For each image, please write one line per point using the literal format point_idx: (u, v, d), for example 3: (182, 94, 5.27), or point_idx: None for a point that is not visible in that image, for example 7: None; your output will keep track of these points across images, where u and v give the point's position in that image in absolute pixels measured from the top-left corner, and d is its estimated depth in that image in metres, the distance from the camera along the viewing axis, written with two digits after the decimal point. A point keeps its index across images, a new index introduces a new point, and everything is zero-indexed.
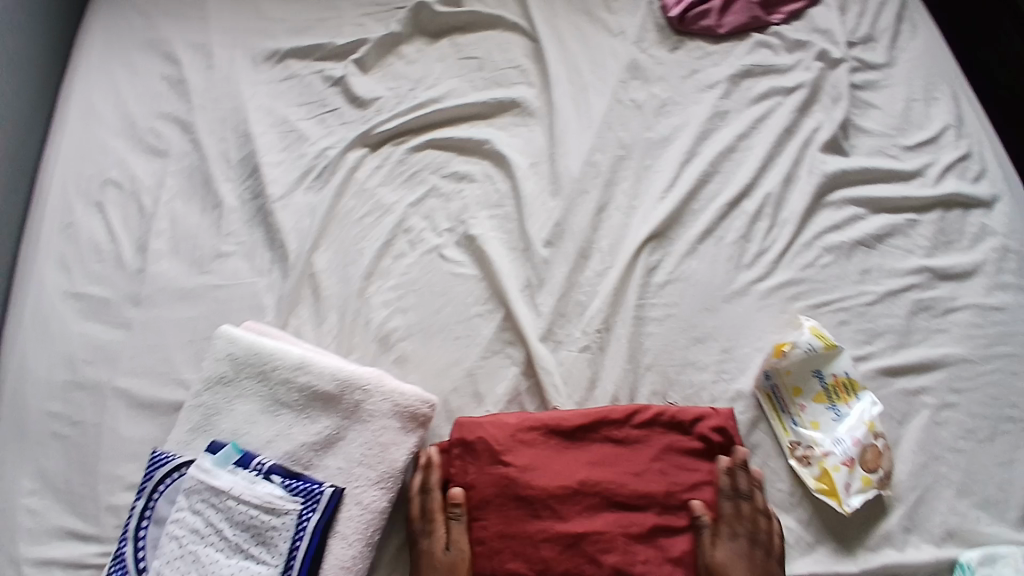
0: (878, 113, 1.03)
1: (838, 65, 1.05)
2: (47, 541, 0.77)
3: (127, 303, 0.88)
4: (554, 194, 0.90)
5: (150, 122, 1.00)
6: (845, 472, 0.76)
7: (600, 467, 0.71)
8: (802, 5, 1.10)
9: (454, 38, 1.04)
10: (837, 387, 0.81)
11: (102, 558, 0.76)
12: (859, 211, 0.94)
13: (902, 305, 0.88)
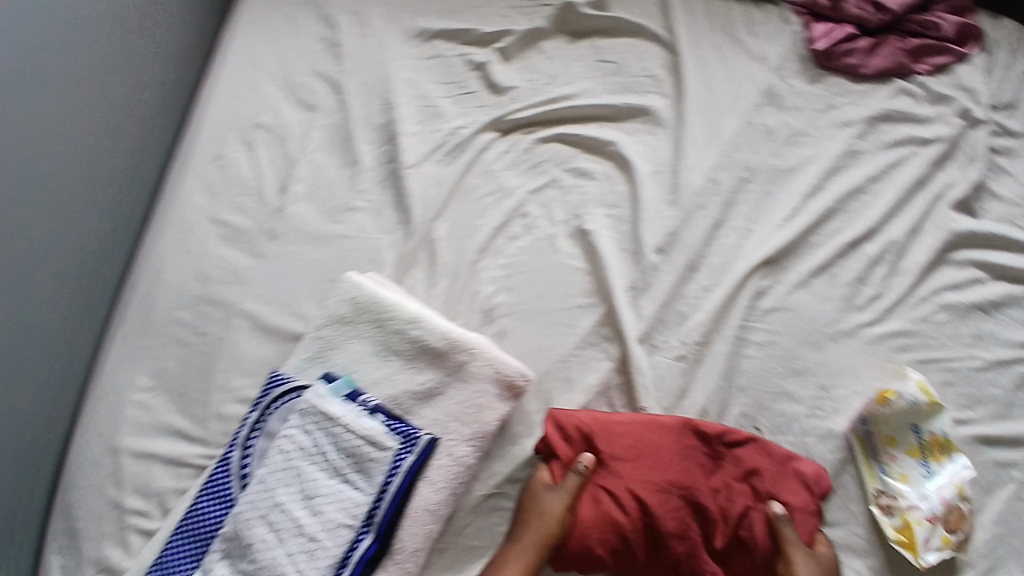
0: (1013, 180, 1.00)
1: (979, 126, 1.02)
2: (153, 435, 0.87)
3: (263, 237, 0.96)
4: (671, 205, 0.93)
5: (303, 78, 1.07)
6: (926, 528, 0.76)
7: (686, 472, 0.76)
8: (949, 59, 1.07)
9: (595, 40, 1.07)
10: (932, 445, 0.81)
11: (202, 460, 0.85)
12: (980, 275, 0.92)
13: (1010, 377, 0.86)
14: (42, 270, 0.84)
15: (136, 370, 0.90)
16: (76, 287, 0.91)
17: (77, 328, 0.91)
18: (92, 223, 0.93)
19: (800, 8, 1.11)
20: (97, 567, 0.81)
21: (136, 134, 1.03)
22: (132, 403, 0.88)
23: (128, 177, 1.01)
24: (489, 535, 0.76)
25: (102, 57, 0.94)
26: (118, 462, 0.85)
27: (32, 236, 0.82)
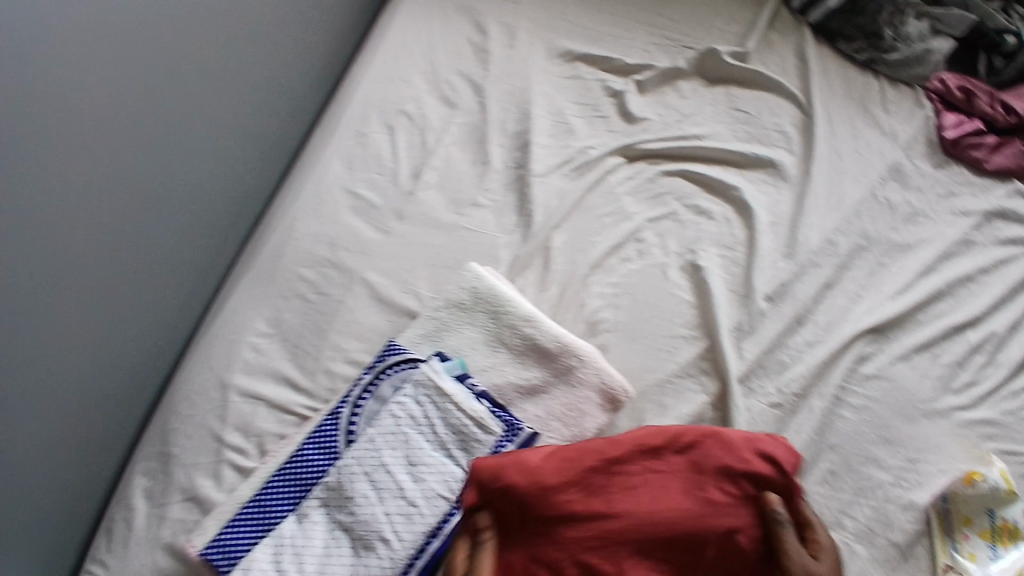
0: None
1: None
2: (263, 380, 0.91)
3: (391, 215, 1.03)
4: (786, 257, 0.97)
5: (449, 76, 1.14)
6: None
7: (639, 510, 0.70)
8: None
9: (731, 88, 1.13)
10: (1004, 531, 0.81)
11: (306, 411, 0.89)
12: None
13: None
14: (170, 206, 0.94)
15: (255, 315, 0.95)
16: (173, 225, 0.95)
17: (175, 260, 0.97)
18: (192, 170, 0.96)
19: (934, 94, 1.16)
20: (188, 493, 0.85)
21: (254, 80, 1.05)
22: (247, 345, 0.93)
23: (240, 123, 1.04)
24: None
25: (254, 23, 1.02)
26: (226, 397, 0.90)
27: (138, 184, 0.87)
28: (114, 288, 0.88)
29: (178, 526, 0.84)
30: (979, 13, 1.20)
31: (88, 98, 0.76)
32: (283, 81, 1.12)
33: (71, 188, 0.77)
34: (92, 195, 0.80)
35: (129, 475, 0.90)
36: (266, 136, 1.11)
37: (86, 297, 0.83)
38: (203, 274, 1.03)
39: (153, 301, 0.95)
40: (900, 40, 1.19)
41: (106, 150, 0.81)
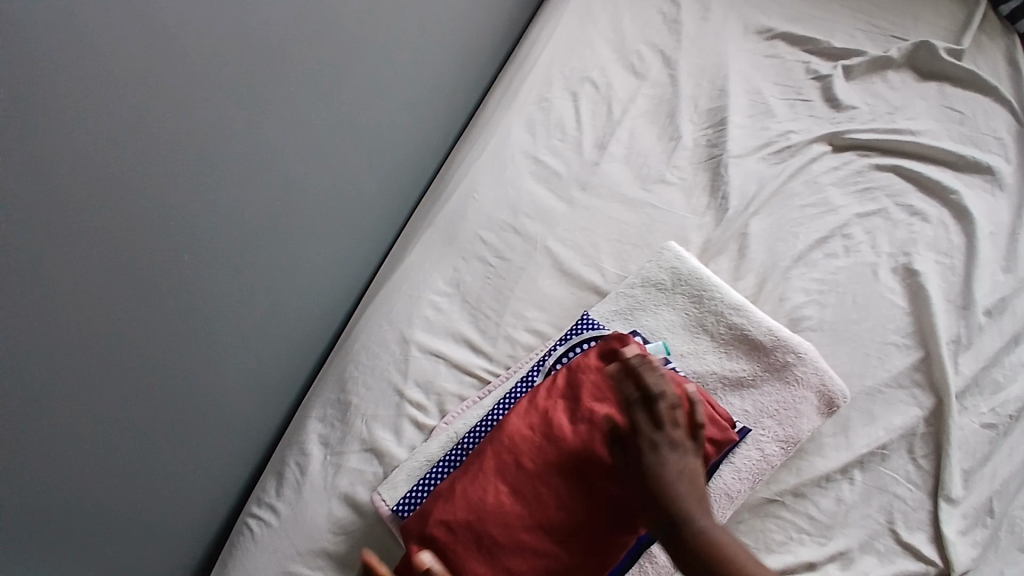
0: None
1: None
2: (441, 338, 0.86)
3: (574, 185, 0.97)
4: (1006, 270, 0.90)
5: (637, 45, 1.09)
6: None
7: (546, 467, 0.69)
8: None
9: (944, 85, 1.05)
10: None
11: (488, 375, 0.84)
12: None
13: None
14: (359, 149, 0.91)
15: (434, 271, 0.91)
16: (354, 154, 0.91)
17: (354, 194, 0.93)
18: (374, 95, 0.91)
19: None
20: (367, 445, 0.80)
21: (437, 12, 0.99)
22: (427, 301, 0.89)
23: (422, 57, 0.99)
24: (761, 538, 0.75)
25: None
26: (406, 352, 0.85)
27: (336, 122, 0.85)
28: (295, 213, 0.83)
29: (355, 478, 0.79)
30: None
31: (301, 21, 0.74)
32: (468, 31, 1.08)
33: (279, 112, 0.75)
34: (276, 103, 0.74)
35: (303, 419, 0.86)
36: (443, 79, 1.06)
37: (282, 228, 0.82)
38: (375, 224, 1.01)
39: (330, 236, 0.92)
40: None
41: (300, 72, 0.76)
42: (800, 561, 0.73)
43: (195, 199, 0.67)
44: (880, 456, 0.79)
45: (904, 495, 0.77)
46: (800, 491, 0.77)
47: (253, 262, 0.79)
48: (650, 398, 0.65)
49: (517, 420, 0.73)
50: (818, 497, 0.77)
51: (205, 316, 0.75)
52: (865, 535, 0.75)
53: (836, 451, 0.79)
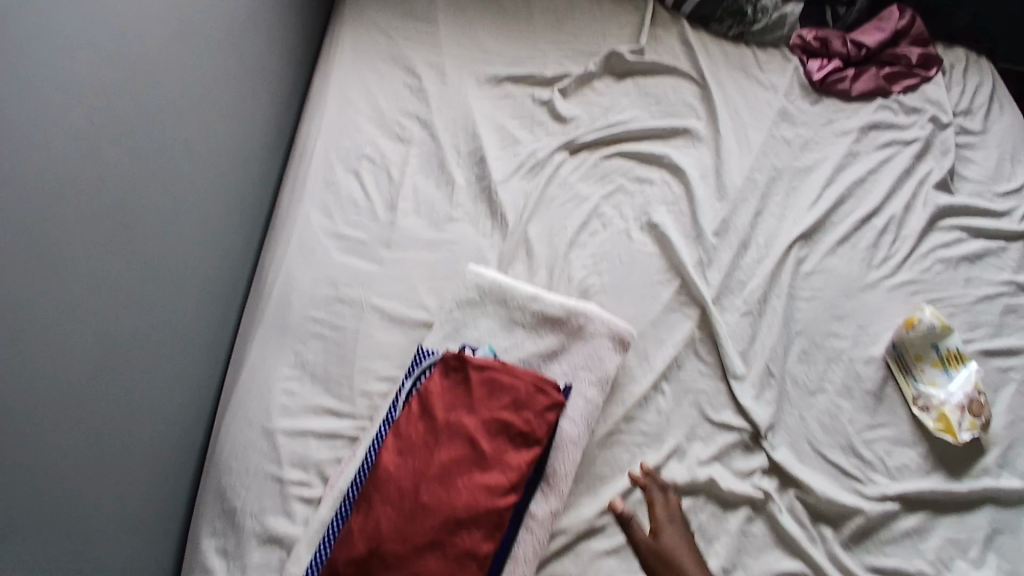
0: (977, 166, 1.25)
1: (946, 128, 1.28)
2: (303, 417, 0.95)
3: (381, 245, 1.11)
4: (720, 199, 1.16)
5: (397, 116, 1.28)
6: (958, 414, 0.95)
7: (435, 476, 0.76)
8: (917, 81, 1.35)
9: (637, 80, 1.35)
10: (950, 357, 0.99)
11: (354, 432, 0.94)
12: (963, 235, 1.15)
13: (996, 308, 1.07)
14: (200, 268, 1.00)
15: (279, 362, 0.99)
16: (194, 278, 0.98)
17: (201, 313, 1.00)
18: (197, 221, 0.99)
19: (797, 49, 1.39)
20: (265, 535, 0.86)
21: (233, 135, 1.09)
22: (281, 391, 0.97)
23: (227, 179, 1.08)
24: (615, 464, 0.90)
25: (246, 102, 1.14)
26: (273, 443, 0.92)
27: (178, 249, 0.94)
28: (156, 344, 0.89)
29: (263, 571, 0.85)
30: None
31: (136, 172, 0.84)
32: (260, 142, 1.19)
33: (131, 254, 0.83)
34: (121, 253, 0.81)
35: (194, 540, 0.89)
36: (248, 188, 1.16)
37: (152, 356, 0.88)
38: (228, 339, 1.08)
39: (190, 366, 0.97)
40: (759, 12, 1.40)
41: (141, 214, 0.85)
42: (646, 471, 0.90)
43: (71, 347, 0.73)
44: (677, 368, 0.99)
45: (706, 388, 0.97)
46: (631, 416, 0.93)
47: (130, 400, 0.84)
48: (666, 489, 0.87)
49: (386, 452, 0.79)
50: (643, 414, 0.94)
51: (96, 457, 0.78)
52: (688, 428, 0.94)
53: (642, 373, 0.97)
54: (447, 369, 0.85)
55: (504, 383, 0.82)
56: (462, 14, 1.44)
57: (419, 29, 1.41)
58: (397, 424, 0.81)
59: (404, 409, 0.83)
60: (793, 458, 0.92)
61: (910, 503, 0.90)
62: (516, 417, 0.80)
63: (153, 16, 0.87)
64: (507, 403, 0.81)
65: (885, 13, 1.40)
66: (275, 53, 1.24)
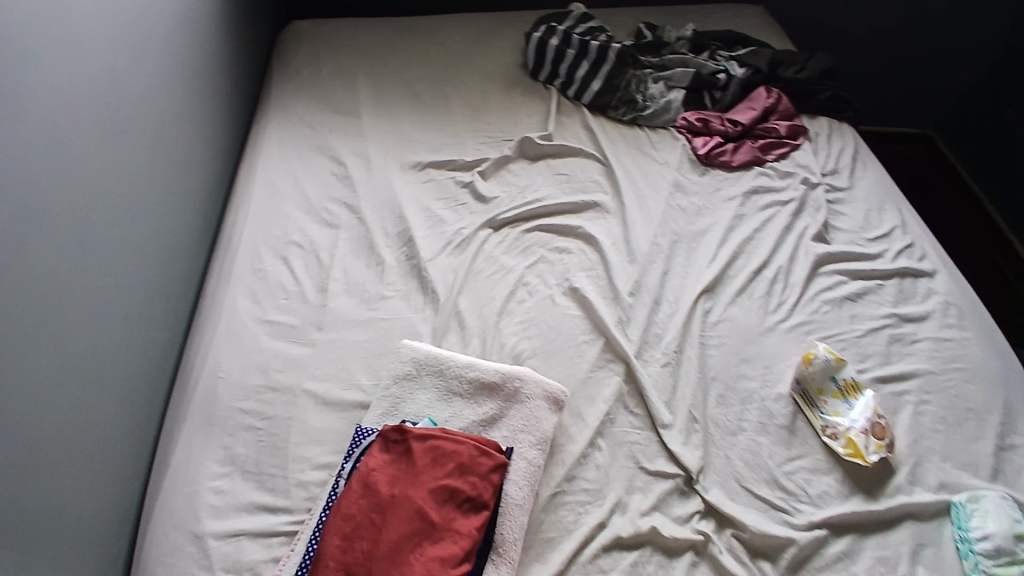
0: (847, 218, 1.44)
1: (816, 187, 1.48)
2: (236, 516, 0.92)
3: (312, 328, 1.13)
4: (631, 262, 1.27)
5: (325, 203, 1.33)
6: (863, 438, 1.02)
7: (385, 555, 0.75)
8: (788, 149, 1.57)
9: (548, 161, 1.49)
10: (848, 387, 1.09)
11: (291, 526, 0.90)
12: (844, 278, 1.31)
13: (882, 338, 1.21)
14: (124, 363, 0.98)
15: (207, 458, 0.97)
16: (118, 376, 0.95)
17: (125, 412, 0.97)
18: (122, 316, 0.98)
19: (684, 129, 1.60)
20: None
21: (159, 231, 1.11)
22: (210, 489, 0.94)
23: (150, 274, 1.07)
24: (560, 526, 0.90)
25: (169, 196, 1.16)
26: (203, 548, 0.88)
27: (100, 344, 0.92)
28: (76, 448, 0.85)
29: None
30: (695, 65, 1.70)
31: (55, 270, 0.84)
32: (186, 236, 1.21)
33: (51, 351, 0.81)
34: (42, 350, 0.80)
35: None
36: (174, 282, 1.15)
37: (74, 458, 0.84)
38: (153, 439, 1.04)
39: (114, 470, 0.92)
40: (648, 100, 1.64)
41: (60, 309, 0.84)
42: (590, 528, 0.89)
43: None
44: (610, 422, 1.02)
45: (637, 439, 1.01)
46: (571, 475, 0.95)
47: (51, 507, 0.79)
48: None
49: (332, 537, 0.77)
50: (583, 471, 0.96)
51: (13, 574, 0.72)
52: (626, 481, 0.95)
53: (578, 432, 1.00)
54: (390, 443, 0.85)
55: (447, 451, 0.84)
56: (384, 111, 1.56)
57: (345, 123, 1.51)
58: (341, 505, 0.80)
59: (347, 488, 0.82)
60: (723, 496, 0.95)
61: (837, 529, 0.94)
62: (462, 483, 0.82)
63: (75, 120, 0.90)
64: (452, 470, 0.82)
65: (754, 95, 1.65)
66: (199, 152, 1.28)
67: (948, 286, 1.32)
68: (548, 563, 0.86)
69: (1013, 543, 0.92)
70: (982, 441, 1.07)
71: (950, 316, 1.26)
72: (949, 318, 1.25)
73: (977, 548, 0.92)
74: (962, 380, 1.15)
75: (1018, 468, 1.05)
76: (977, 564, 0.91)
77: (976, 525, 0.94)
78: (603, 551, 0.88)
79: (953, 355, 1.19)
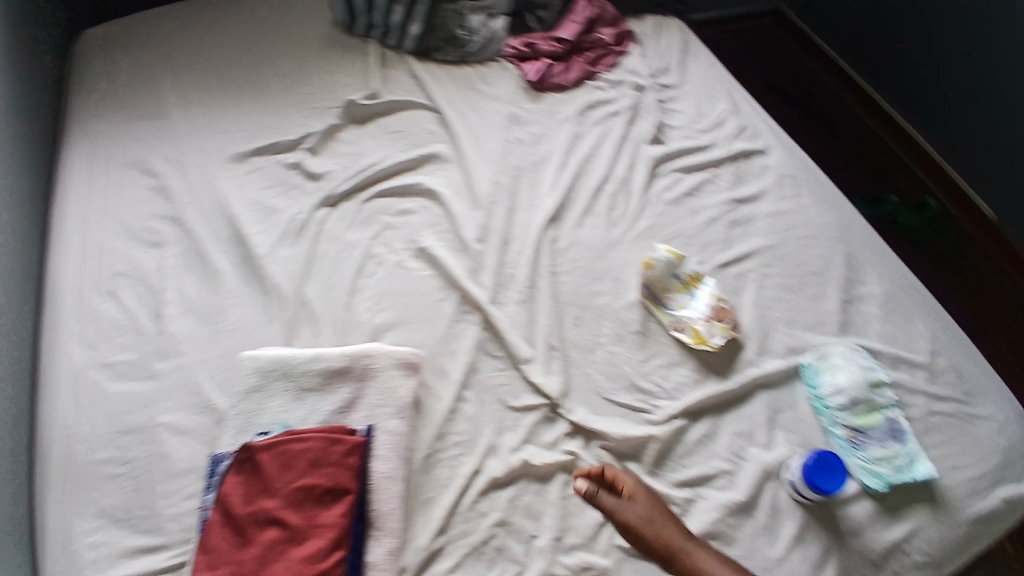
0: (680, 115, 1.47)
1: (646, 90, 1.49)
2: (119, 563, 0.91)
3: (156, 358, 1.07)
4: (476, 208, 1.26)
5: (145, 223, 1.24)
6: (706, 325, 1.09)
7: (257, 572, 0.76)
8: (615, 57, 1.57)
9: (379, 121, 1.43)
10: (691, 280, 1.15)
11: (175, 559, 0.91)
12: (682, 175, 1.34)
13: (720, 224, 1.26)
14: None
15: (75, 517, 0.94)
16: None
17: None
18: None
19: (513, 58, 1.56)
20: None
21: None
22: (86, 546, 0.92)
23: None
24: (438, 483, 0.92)
25: None
26: None
27: None
28: None
29: None
30: None
31: None
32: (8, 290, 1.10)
33: None
34: None
35: None
36: (8, 342, 1.05)
37: None
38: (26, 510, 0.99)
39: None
40: (471, 33, 1.56)
41: None
42: (467, 476, 0.92)
43: None
44: (473, 373, 1.04)
45: (503, 381, 1.03)
46: (442, 432, 0.96)
47: None
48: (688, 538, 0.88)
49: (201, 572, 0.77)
50: (453, 425, 0.97)
51: None
52: (497, 423, 0.98)
53: (443, 389, 1.01)
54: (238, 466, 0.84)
55: (295, 453, 0.83)
56: (195, 105, 1.43)
57: (149, 126, 1.38)
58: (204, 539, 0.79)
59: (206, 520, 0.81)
60: (589, 413, 1.00)
61: (695, 414, 1.01)
62: (318, 478, 0.82)
63: None
64: (305, 470, 0.82)
65: (575, 7, 1.61)
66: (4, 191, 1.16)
67: (781, 159, 1.38)
68: (431, 519, 0.89)
69: (863, 390, 1.04)
70: (823, 298, 1.16)
71: (784, 188, 1.33)
72: (783, 190, 1.32)
73: (831, 404, 1.03)
74: (798, 245, 1.23)
75: (858, 314, 1.16)
76: (832, 418, 1.03)
77: (827, 382, 1.05)
78: (481, 494, 0.91)
79: (791, 224, 1.27)
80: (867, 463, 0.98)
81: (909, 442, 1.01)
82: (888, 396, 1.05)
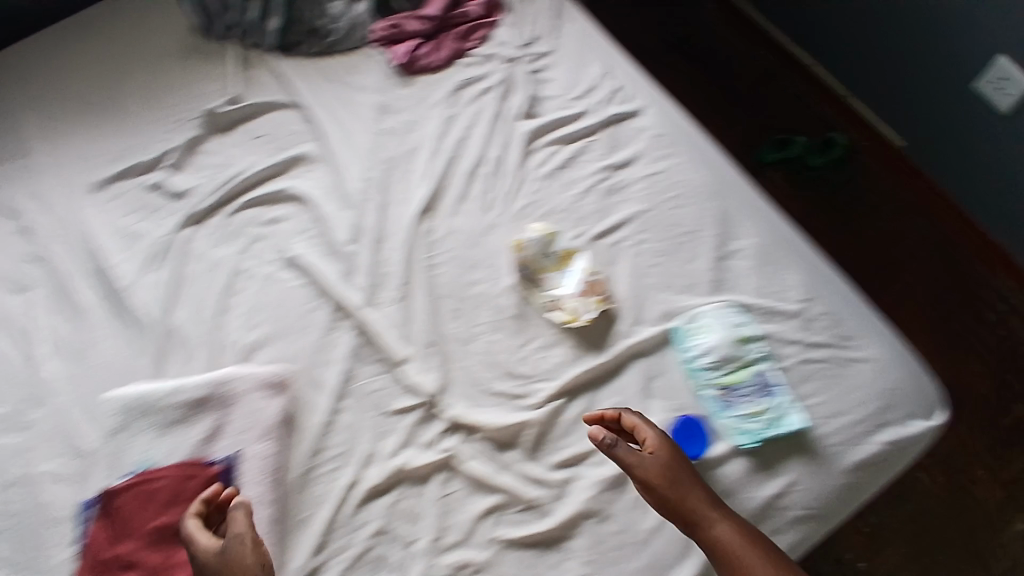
0: (555, 84, 1.44)
1: (518, 63, 1.45)
2: None
3: (28, 407, 1.03)
4: (347, 208, 1.22)
5: (14, 263, 1.17)
6: (580, 299, 1.10)
7: None
8: (486, 30, 1.51)
9: (245, 126, 1.36)
10: (564, 257, 1.16)
11: None
12: (558, 148, 1.32)
13: (597, 194, 1.25)
14: None
15: None
16: None
17: None
18: None
19: (379, 42, 1.49)
20: None
21: None
22: None
23: None
24: (316, 499, 0.93)
25: None
26: None
27: None
28: None
29: None
30: None
31: None
32: None
33: None
34: None
35: None
36: None
37: None
38: None
39: None
40: (332, 21, 1.48)
41: None
42: (344, 488, 0.93)
43: None
44: (349, 381, 1.02)
45: (381, 385, 1.02)
46: (318, 448, 0.97)
47: None
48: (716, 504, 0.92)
49: None
50: (329, 439, 0.97)
51: None
52: (376, 430, 0.98)
53: (319, 402, 1.00)
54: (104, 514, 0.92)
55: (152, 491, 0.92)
56: (51, 126, 1.33)
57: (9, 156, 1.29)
58: None
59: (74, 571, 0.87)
60: (468, 406, 1.01)
61: (570, 394, 1.03)
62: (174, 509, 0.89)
63: None
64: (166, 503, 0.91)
65: None
66: None
67: (655, 119, 1.36)
68: (308, 538, 0.91)
69: (728, 349, 1.07)
70: (698, 258, 1.17)
71: (660, 148, 1.31)
72: (659, 151, 1.31)
73: (702, 367, 1.06)
74: (676, 206, 1.23)
75: (730, 271, 1.16)
76: (705, 381, 1.05)
77: (697, 346, 1.07)
78: (361, 504, 0.93)
79: (668, 184, 1.26)
80: (740, 421, 1.02)
81: (777, 391, 1.05)
82: (756, 349, 1.08)
